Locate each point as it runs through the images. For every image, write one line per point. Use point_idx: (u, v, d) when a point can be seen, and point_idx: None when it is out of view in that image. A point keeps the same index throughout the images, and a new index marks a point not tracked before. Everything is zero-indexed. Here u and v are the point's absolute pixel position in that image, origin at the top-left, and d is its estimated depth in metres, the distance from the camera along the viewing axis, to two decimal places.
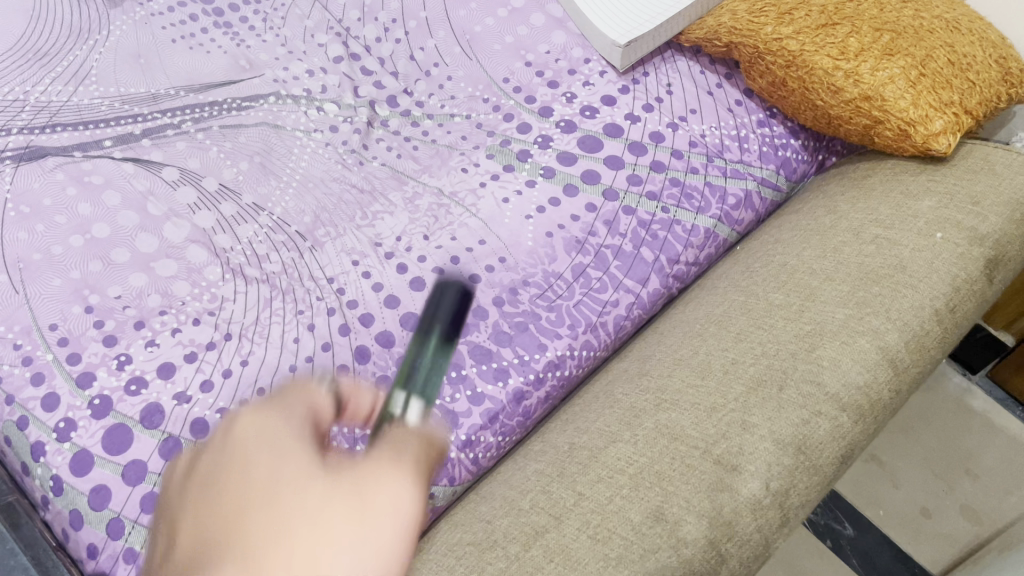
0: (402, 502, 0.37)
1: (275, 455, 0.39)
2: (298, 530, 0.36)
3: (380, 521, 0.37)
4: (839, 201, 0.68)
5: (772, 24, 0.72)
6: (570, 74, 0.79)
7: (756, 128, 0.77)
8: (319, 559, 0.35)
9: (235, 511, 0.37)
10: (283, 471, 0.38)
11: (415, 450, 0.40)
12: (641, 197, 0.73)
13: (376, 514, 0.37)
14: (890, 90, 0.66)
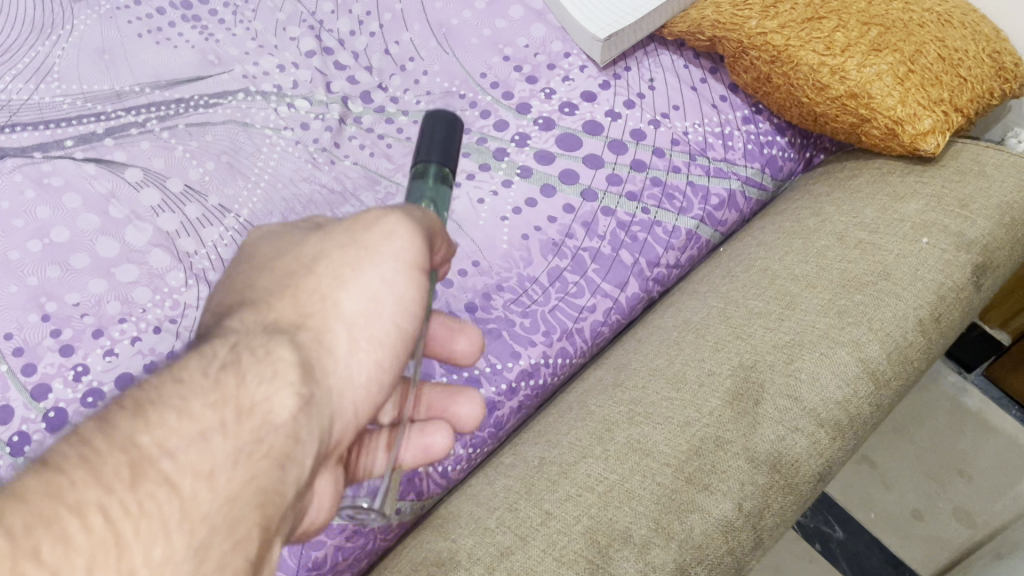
0: (395, 246, 0.41)
1: (284, 252, 0.43)
2: (311, 280, 0.41)
3: (377, 327, 0.40)
4: (824, 202, 0.66)
5: (757, 17, 0.69)
6: (549, 69, 0.77)
7: (741, 125, 0.74)
8: (332, 298, 0.40)
9: (259, 284, 0.42)
10: (292, 259, 0.42)
11: (425, 222, 0.43)
12: (620, 197, 0.71)
13: (378, 262, 0.41)
14: (877, 88, 0.64)
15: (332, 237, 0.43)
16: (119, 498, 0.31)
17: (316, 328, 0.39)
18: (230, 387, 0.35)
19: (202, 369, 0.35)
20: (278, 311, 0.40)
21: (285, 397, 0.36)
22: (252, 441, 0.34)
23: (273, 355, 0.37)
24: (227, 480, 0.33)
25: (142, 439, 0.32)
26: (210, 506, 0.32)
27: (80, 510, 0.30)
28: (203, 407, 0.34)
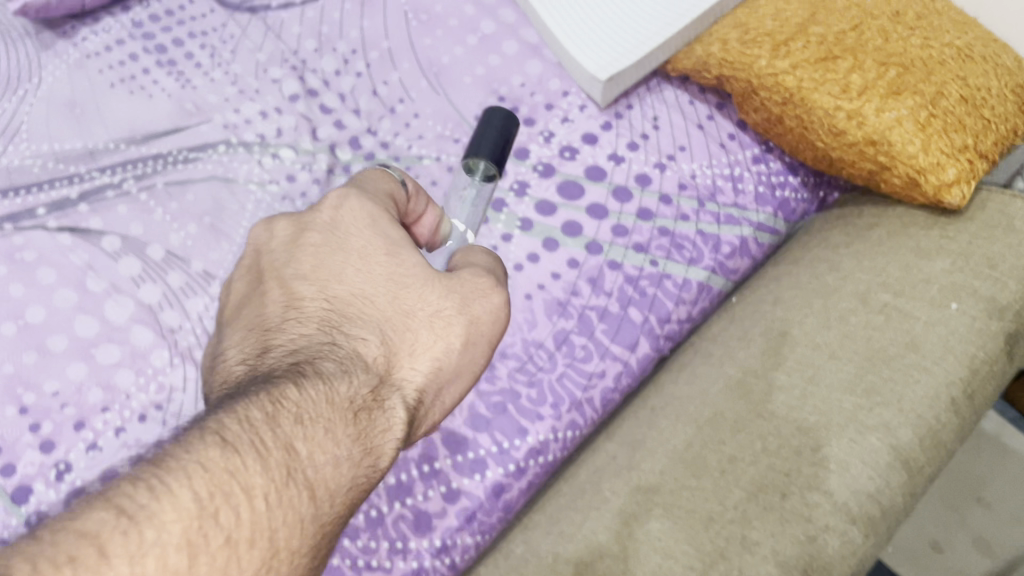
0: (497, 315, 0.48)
1: (389, 251, 0.47)
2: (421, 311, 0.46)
3: (457, 380, 0.47)
4: (843, 255, 0.63)
5: (766, 57, 0.65)
6: (547, 109, 0.73)
7: (750, 166, 0.71)
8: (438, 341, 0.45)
9: (370, 284, 0.46)
10: (400, 270, 0.47)
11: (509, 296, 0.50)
12: (627, 249, 0.67)
13: (480, 337, 0.47)
14: (898, 136, 0.60)
15: (448, 291, 0.47)
16: (276, 489, 0.36)
17: (423, 380, 0.45)
18: (364, 424, 0.41)
19: (347, 403, 0.40)
20: (397, 355, 0.44)
21: (397, 446, 0.42)
22: (369, 471, 0.40)
23: (393, 405, 0.43)
24: (348, 486, 0.39)
25: (298, 448, 0.37)
26: (336, 510, 0.38)
27: (250, 493, 0.35)
28: (345, 434, 0.39)
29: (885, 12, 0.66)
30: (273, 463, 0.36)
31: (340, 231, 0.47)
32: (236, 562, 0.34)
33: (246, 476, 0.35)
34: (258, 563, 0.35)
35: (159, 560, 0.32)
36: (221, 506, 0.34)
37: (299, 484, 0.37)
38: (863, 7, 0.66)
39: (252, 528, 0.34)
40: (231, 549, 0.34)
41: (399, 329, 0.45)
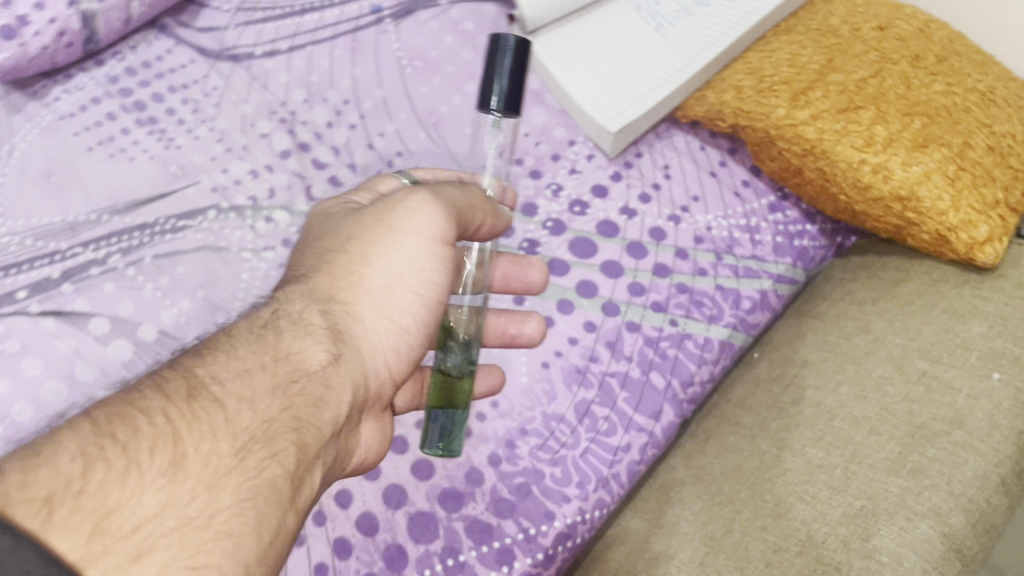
0: (413, 219, 0.48)
1: (333, 212, 0.52)
2: (344, 239, 0.49)
3: (401, 293, 0.48)
4: (872, 313, 0.60)
5: (784, 106, 0.62)
6: (553, 160, 0.70)
7: (767, 214, 0.68)
8: (361, 263, 0.47)
9: (313, 236, 0.51)
10: (336, 218, 0.51)
11: (451, 199, 0.49)
12: (645, 309, 0.64)
13: (397, 241, 0.48)
14: (928, 192, 0.57)
15: (367, 215, 0.49)
16: (178, 409, 0.37)
17: (346, 296, 0.46)
18: (272, 340, 0.42)
19: (259, 327, 0.43)
20: (318, 278, 0.47)
21: (316, 352, 0.43)
22: (288, 383, 0.41)
23: (308, 316, 0.44)
24: (265, 409, 0.39)
25: (211, 390, 0.39)
26: (251, 424, 0.38)
27: (148, 412, 0.37)
28: (251, 352, 0.41)
29: (905, 55, 0.63)
30: (175, 390, 0.38)
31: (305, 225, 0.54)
32: (135, 475, 0.34)
33: (149, 400, 0.37)
34: (168, 460, 0.35)
35: (60, 467, 0.33)
36: (125, 426, 0.36)
37: (206, 405, 0.38)
38: (882, 51, 0.63)
39: (153, 445, 0.35)
40: (130, 465, 0.34)
41: (322, 256, 0.48)
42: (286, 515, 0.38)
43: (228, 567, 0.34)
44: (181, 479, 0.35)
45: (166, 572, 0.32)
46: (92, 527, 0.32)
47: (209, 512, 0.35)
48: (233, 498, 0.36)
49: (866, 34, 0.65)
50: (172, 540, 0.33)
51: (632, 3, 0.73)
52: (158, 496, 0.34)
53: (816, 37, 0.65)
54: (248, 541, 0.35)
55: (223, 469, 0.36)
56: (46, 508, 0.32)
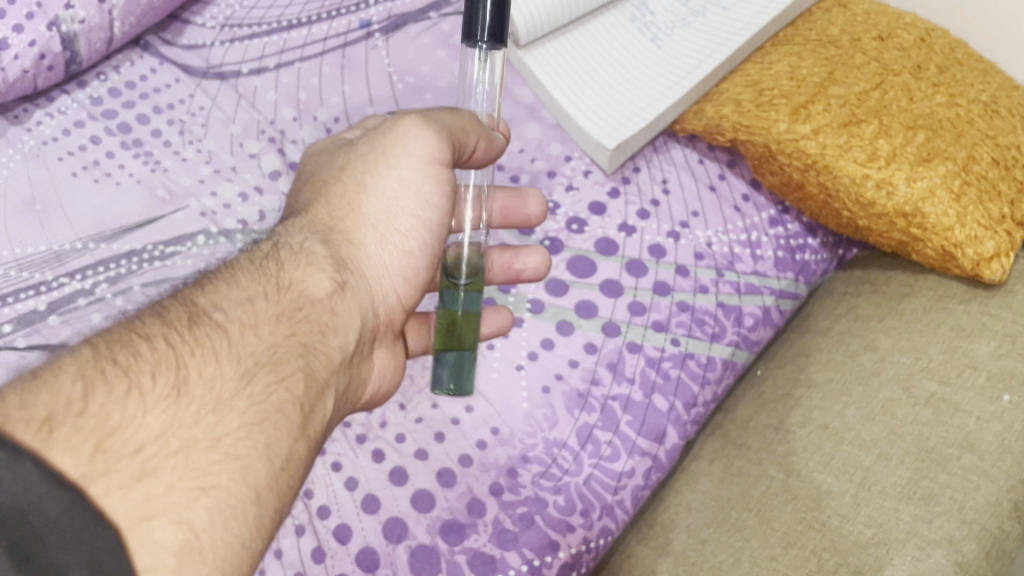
0: (407, 144, 0.53)
1: (329, 155, 0.56)
2: (344, 175, 0.54)
3: (394, 223, 0.53)
4: (876, 330, 0.59)
5: (785, 120, 0.61)
6: (549, 177, 0.68)
7: (768, 228, 0.67)
8: (363, 193, 0.53)
9: (314, 177, 0.55)
10: (332, 160, 0.56)
11: (446, 124, 0.53)
12: (646, 329, 0.63)
13: (393, 168, 0.53)
14: (933, 208, 0.56)
15: (361, 150, 0.54)
16: (183, 333, 0.40)
17: (344, 227, 0.52)
18: (275, 270, 0.46)
19: (262, 260, 0.47)
20: (318, 212, 0.52)
21: (313, 280, 0.47)
22: (294, 310, 0.44)
23: (309, 247, 0.49)
24: (269, 334, 0.42)
25: (216, 316, 0.42)
26: (255, 348, 0.41)
27: (150, 339, 0.39)
28: (254, 282, 0.45)
29: (907, 66, 0.62)
30: (180, 315, 0.41)
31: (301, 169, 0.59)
32: (138, 395, 0.36)
33: (151, 325, 0.40)
34: (168, 387, 0.37)
35: (61, 391, 0.35)
36: (136, 344, 0.39)
37: (211, 330, 0.41)
38: (883, 63, 0.62)
39: (155, 369, 0.38)
40: (131, 389, 0.36)
41: (320, 192, 0.53)
42: (298, 440, 0.41)
43: (233, 489, 0.36)
44: (186, 401, 0.37)
45: (172, 490, 0.35)
46: (94, 447, 0.34)
47: (216, 432, 0.37)
48: (239, 420, 0.38)
49: (866, 45, 0.64)
50: (176, 462, 0.35)
51: (627, 13, 0.72)
52: (161, 418, 0.36)
53: (816, 49, 0.64)
54: (258, 462, 0.38)
55: (227, 393, 0.39)
56: (47, 429, 0.33)
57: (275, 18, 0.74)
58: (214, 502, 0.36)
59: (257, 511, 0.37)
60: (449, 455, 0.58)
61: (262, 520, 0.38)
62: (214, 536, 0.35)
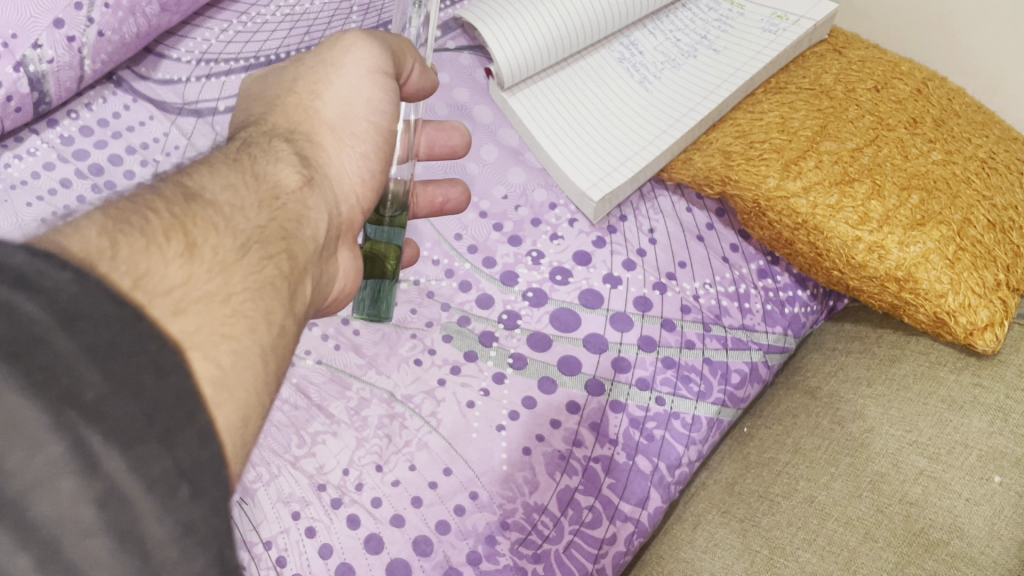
0: (356, 53, 0.50)
1: (275, 69, 0.53)
2: (299, 83, 0.51)
3: (354, 124, 0.50)
4: (865, 395, 0.58)
5: (776, 175, 0.59)
6: (533, 225, 0.67)
7: (756, 280, 0.66)
8: (322, 97, 0.50)
9: (262, 89, 0.52)
10: (281, 73, 0.52)
11: (386, 40, 0.51)
12: (630, 387, 0.61)
13: (343, 73, 0.50)
14: (926, 273, 0.54)
15: (313, 58, 0.51)
16: (179, 207, 0.38)
17: (306, 129, 0.49)
18: (247, 163, 0.44)
19: (223, 156, 0.44)
20: (274, 117, 0.49)
21: (284, 171, 0.45)
22: (271, 199, 0.43)
23: (275, 145, 0.46)
24: (253, 216, 0.41)
25: (197, 197, 0.40)
26: (245, 227, 0.40)
27: (155, 211, 0.37)
28: (228, 172, 0.42)
29: (901, 120, 0.60)
30: (169, 195, 0.39)
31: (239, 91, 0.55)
32: (158, 251, 0.35)
33: (148, 201, 0.38)
34: (183, 246, 0.36)
35: (84, 242, 0.33)
36: (132, 216, 0.36)
37: (201, 209, 0.39)
38: (877, 117, 0.61)
39: (166, 232, 0.36)
40: (149, 245, 0.35)
41: (272, 102, 0.50)
42: (289, 317, 0.40)
43: (248, 341, 0.36)
44: (198, 260, 0.36)
45: (203, 330, 0.34)
46: (132, 283, 0.33)
47: (226, 291, 0.37)
48: (245, 281, 0.38)
49: (862, 95, 0.62)
50: (201, 308, 0.35)
51: (615, 52, 0.70)
52: (181, 271, 0.35)
53: (809, 99, 0.63)
54: (262, 322, 0.38)
55: (231, 259, 0.38)
56: (88, 263, 0.32)
57: (254, 53, 0.72)
58: (234, 349, 0.36)
59: (263, 368, 0.37)
60: (426, 521, 0.56)
61: (269, 383, 0.38)
62: (240, 380, 0.36)
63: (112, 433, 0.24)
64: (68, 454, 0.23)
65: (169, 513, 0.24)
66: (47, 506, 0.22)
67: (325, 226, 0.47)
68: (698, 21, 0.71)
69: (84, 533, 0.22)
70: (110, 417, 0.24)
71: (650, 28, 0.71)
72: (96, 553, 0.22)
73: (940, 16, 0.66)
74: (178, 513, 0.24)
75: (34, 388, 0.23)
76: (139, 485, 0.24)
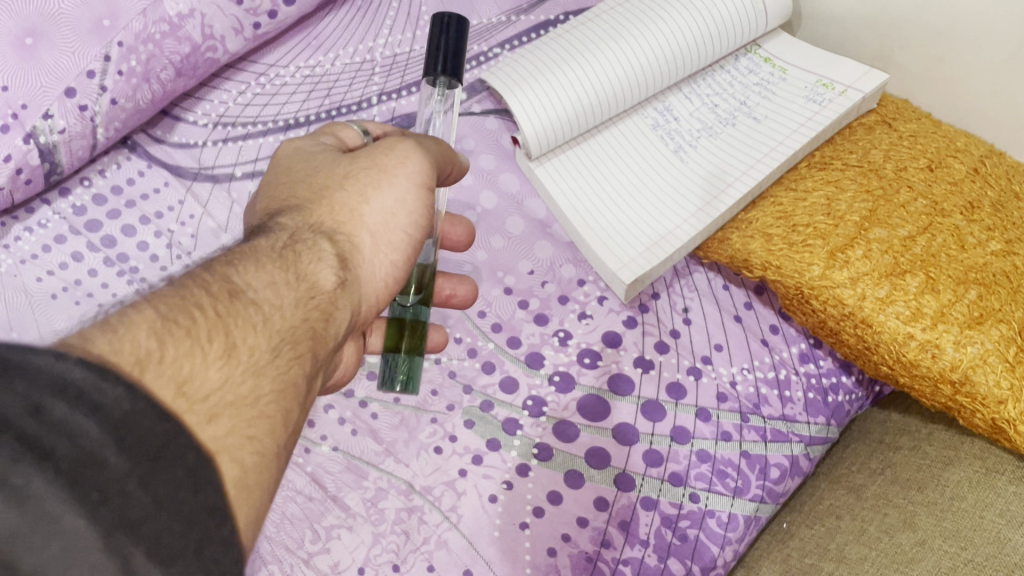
0: (408, 161, 0.47)
1: (323, 147, 0.49)
2: (350, 167, 0.46)
3: (394, 233, 0.46)
4: (915, 502, 0.54)
5: (820, 265, 0.55)
6: (561, 303, 0.64)
7: (798, 365, 0.62)
8: (369, 192, 0.45)
9: (308, 162, 0.47)
10: (330, 153, 0.48)
11: (431, 151, 0.49)
12: (662, 482, 0.58)
13: (393, 179, 0.46)
14: (984, 377, 0.50)
15: (368, 152, 0.47)
16: (223, 303, 0.36)
17: (348, 231, 0.44)
18: (291, 258, 0.40)
19: (269, 246, 0.40)
20: (319, 211, 0.44)
21: (328, 274, 0.41)
22: (310, 299, 0.39)
23: (319, 245, 0.42)
24: (292, 316, 0.38)
25: (243, 295, 0.37)
26: (282, 328, 0.37)
27: (199, 303, 0.35)
28: (273, 267, 0.39)
29: (957, 205, 0.57)
30: (213, 287, 0.36)
31: (273, 161, 0.50)
32: (201, 351, 0.33)
33: (194, 292, 0.36)
34: (221, 347, 0.34)
35: (134, 343, 0.32)
36: (179, 313, 0.34)
37: (245, 306, 0.36)
38: (931, 201, 0.57)
39: (210, 331, 0.34)
40: (193, 345, 0.33)
41: (319, 185, 0.46)
42: (299, 416, 0.37)
43: (269, 442, 0.34)
44: (236, 360, 0.34)
45: (232, 434, 0.33)
46: (175, 389, 0.32)
47: (255, 394, 0.34)
48: (273, 381, 0.35)
49: (913, 176, 0.58)
50: (233, 413, 0.33)
51: (650, 119, 0.67)
52: (221, 373, 0.33)
53: (856, 177, 0.59)
54: (282, 423, 0.35)
55: (265, 361, 0.35)
56: (137, 370, 0.31)
57: (272, 116, 0.69)
58: (257, 450, 0.33)
59: (276, 469, 0.35)
60: None
61: (275, 480, 0.35)
62: (258, 481, 0.33)
63: (154, 551, 0.26)
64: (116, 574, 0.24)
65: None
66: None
67: (346, 328, 0.43)
68: (737, 85, 0.67)
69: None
70: (152, 536, 0.26)
71: (686, 92, 0.68)
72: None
73: (970, 96, 0.62)
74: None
75: (93, 514, 0.25)
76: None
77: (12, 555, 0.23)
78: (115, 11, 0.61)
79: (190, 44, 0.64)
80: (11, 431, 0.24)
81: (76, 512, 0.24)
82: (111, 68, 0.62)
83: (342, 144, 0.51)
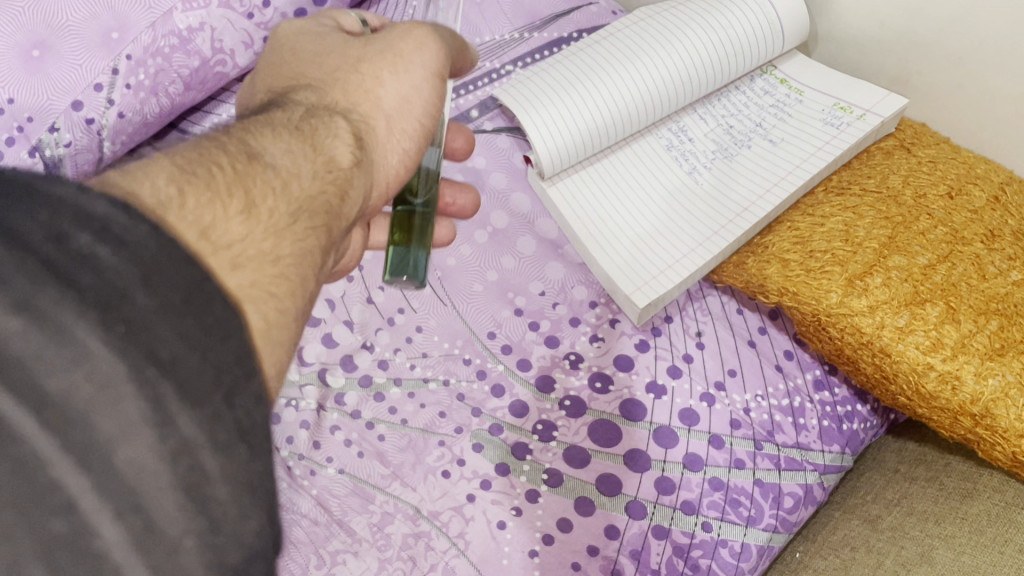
0: (425, 44, 0.45)
1: (329, 33, 0.48)
2: (363, 54, 0.45)
3: (407, 122, 0.46)
4: (933, 536, 0.53)
5: (837, 292, 0.54)
6: (572, 325, 0.63)
7: (813, 393, 0.61)
8: (382, 79, 0.45)
9: (318, 49, 0.47)
10: (338, 39, 0.47)
11: (449, 42, 0.47)
12: (675, 511, 0.56)
13: (407, 65, 0.45)
14: (1005, 411, 0.49)
15: (381, 37, 0.46)
16: (242, 167, 0.35)
17: (363, 112, 0.44)
18: (307, 132, 0.40)
19: (285, 119, 0.40)
20: (332, 93, 0.44)
21: (344, 151, 0.41)
22: (325, 172, 0.39)
23: (334, 122, 0.42)
24: (309, 184, 0.38)
25: (262, 159, 0.37)
26: (301, 195, 0.37)
27: (220, 165, 0.35)
28: (287, 137, 0.39)
29: (977, 233, 0.56)
30: (232, 150, 0.36)
31: (277, 42, 0.49)
32: (222, 205, 0.33)
33: (213, 152, 0.36)
34: (242, 205, 0.34)
35: (154, 189, 0.32)
36: (198, 167, 0.34)
37: (263, 169, 0.36)
38: (951, 229, 0.56)
39: (230, 186, 0.34)
40: (216, 197, 0.33)
41: (330, 70, 0.45)
42: (315, 287, 0.37)
43: (290, 303, 0.34)
44: (257, 217, 0.34)
45: (256, 284, 0.33)
46: (198, 233, 0.31)
47: (275, 251, 0.34)
48: (292, 246, 0.35)
49: (933, 204, 0.58)
50: (256, 266, 0.33)
51: (664, 140, 0.66)
52: (244, 226, 0.33)
53: (875, 204, 0.58)
54: (301, 287, 0.35)
55: (287, 221, 0.35)
56: (157, 211, 0.31)
57: None
58: (278, 309, 0.33)
59: (294, 329, 0.35)
60: None
61: (292, 346, 0.35)
62: (278, 336, 0.34)
63: (186, 391, 0.25)
64: (143, 407, 0.24)
65: (229, 472, 0.25)
66: (127, 454, 0.24)
67: (359, 207, 0.43)
68: (753, 106, 0.67)
69: (157, 485, 0.24)
70: (184, 377, 0.25)
71: (701, 113, 0.67)
72: (168, 507, 0.24)
73: (993, 121, 0.61)
74: (237, 472, 0.25)
75: (117, 342, 0.24)
76: (207, 440, 0.25)
77: (38, 374, 0.23)
78: (125, 23, 0.60)
79: (199, 58, 0.63)
80: (33, 257, 0.24)
81: (96, 337, 0.24)
82: (119, 82, 0.61)
83: (341, 27, 0.50)
